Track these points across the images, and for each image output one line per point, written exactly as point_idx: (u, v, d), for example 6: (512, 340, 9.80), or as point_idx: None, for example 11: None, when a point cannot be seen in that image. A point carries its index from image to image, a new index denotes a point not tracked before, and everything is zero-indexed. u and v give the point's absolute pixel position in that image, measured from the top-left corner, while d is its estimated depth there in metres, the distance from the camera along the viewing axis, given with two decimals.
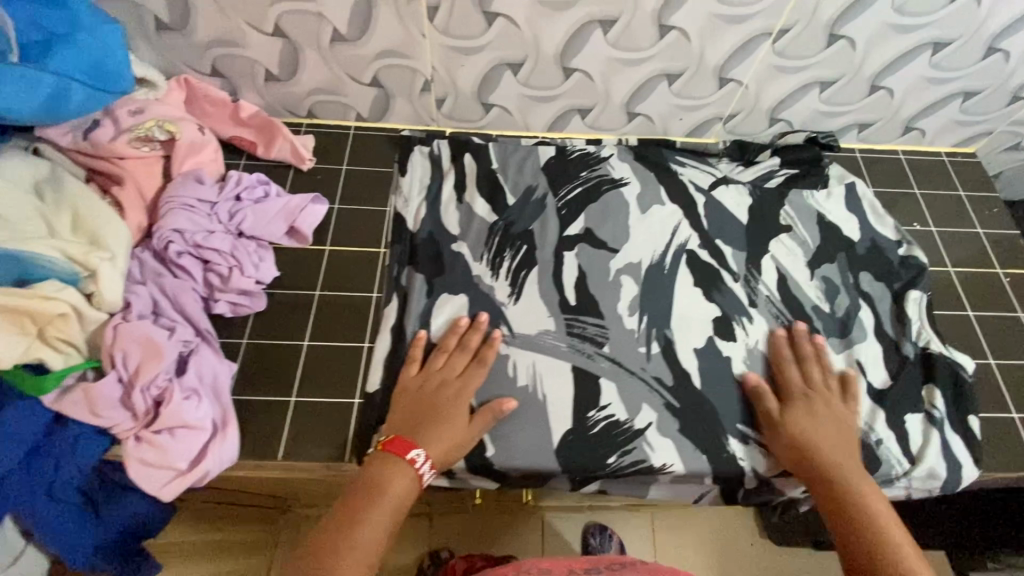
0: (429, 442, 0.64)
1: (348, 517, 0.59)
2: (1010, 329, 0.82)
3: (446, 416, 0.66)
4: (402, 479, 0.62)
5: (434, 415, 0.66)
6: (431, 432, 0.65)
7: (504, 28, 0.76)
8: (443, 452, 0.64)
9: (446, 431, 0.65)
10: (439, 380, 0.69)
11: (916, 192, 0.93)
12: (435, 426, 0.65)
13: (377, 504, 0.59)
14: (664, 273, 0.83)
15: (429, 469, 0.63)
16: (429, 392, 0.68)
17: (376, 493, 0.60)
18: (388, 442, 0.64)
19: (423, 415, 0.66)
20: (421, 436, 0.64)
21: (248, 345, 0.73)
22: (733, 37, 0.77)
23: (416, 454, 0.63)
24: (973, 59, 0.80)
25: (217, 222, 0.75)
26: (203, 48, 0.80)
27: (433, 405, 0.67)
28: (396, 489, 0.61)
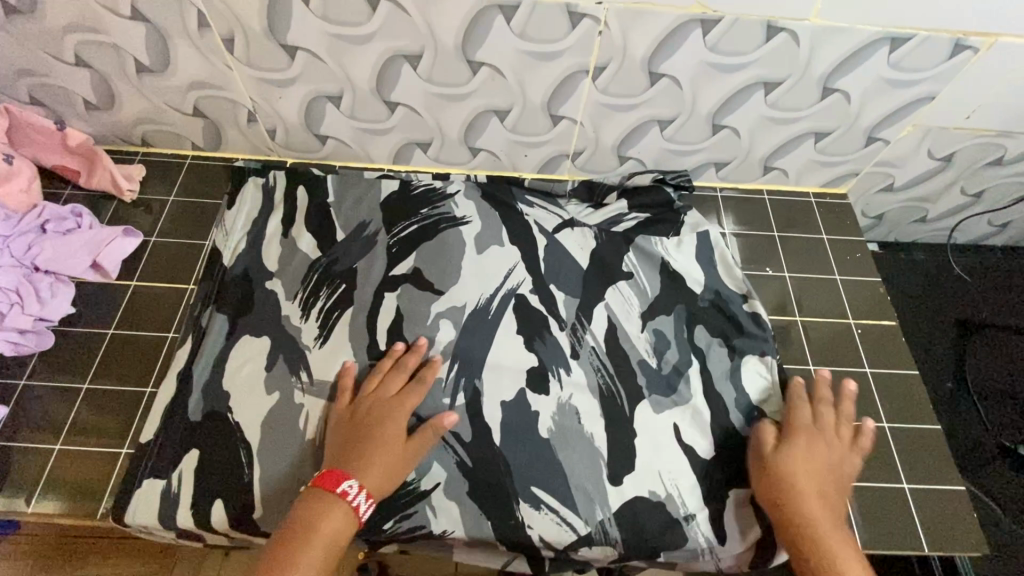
0: (364, 468, 0.62)
1: (284, 564, 0.55)
2: (853, 386, 0.77)
3: (377, 441, 0.64)
4: (339, 513, 0.59)
5: (366, 441, 0.64)
6: (368, 462, 0.62)
7: (308, 61, 0.72)
8: (381, 479, 0.62)
9: (378, 459, 0.63)
10: (372, 403, 0.67)
11: (775, 235, 0.89)
12: (367, 453, 0.63)
13: (315, 542, 0.57)
14: (488, 319, 0.76)
15: (365, 499, 0.60)
16: (362, 420, 0.66)
17: (308, 535, 0.57)
18: (317, 480, 0.61)
19: (353, 443, 0.64)
20: (354, 468, 0.62)
21: (25, 387, 0.71)
22: (550, 75, 0.73)
23: (348, 486, 0.60)
24: (811, 101, 0.75)
25: (7, 257, 0.72)
26: (14, 76, 0.78)
27: (367, 431, 0.65)
28: (331, 527, 0.58)
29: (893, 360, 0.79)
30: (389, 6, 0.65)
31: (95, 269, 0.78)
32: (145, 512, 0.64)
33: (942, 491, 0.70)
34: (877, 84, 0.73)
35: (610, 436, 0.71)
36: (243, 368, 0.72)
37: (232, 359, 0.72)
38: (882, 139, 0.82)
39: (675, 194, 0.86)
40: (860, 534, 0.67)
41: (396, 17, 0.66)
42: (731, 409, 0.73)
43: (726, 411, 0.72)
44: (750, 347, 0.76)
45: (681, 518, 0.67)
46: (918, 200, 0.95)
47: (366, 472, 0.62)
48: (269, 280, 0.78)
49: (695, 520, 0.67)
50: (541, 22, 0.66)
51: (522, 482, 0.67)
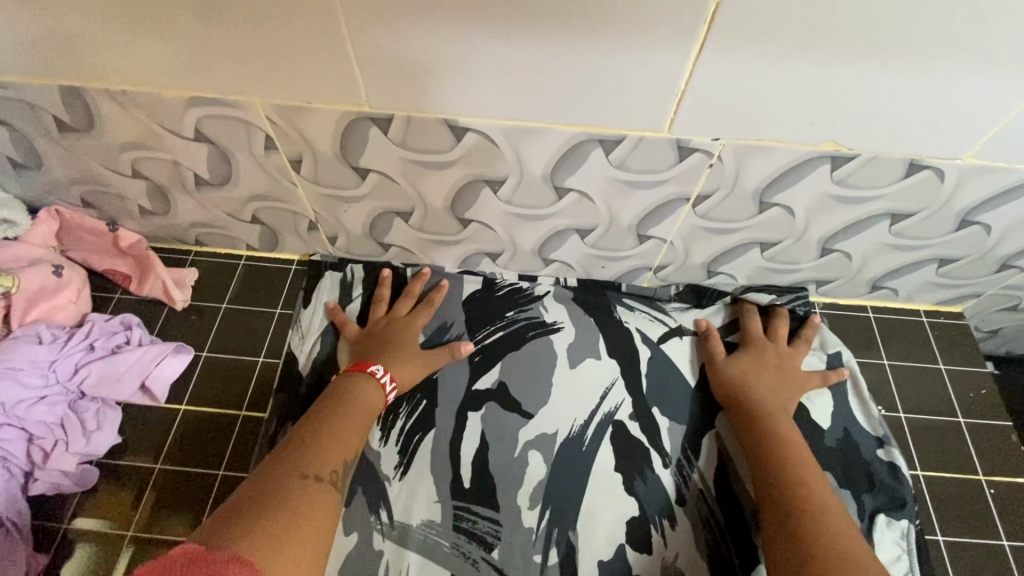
0: (390, 360, 0.72)
1: (328, 423, 0.61)
2: (987, 560, 0.67)
3: (395, 342, 0.75)
4: (367, 388, 0.68)
5: (387, 342, 0.75)
6: (393, 356, 0.73)
7: (378, 181, 0.66)
8: (404, 372, 0.72)
9: (401, 358, 0.73)
10: (388, 321, 0.78)
11: (885, 363, 0.79)
12: (393, 355, 0.73)
13: (353, 410, 0.64)
14: (582, 450, 0.73)
15: (391, 382, 0.70)
16: (383, 331, 0.76)
17: (344, 401, 0.65)
18: (349, 367, 0.70)
19: (381, 347, 0.74)
20: (383, 360, 0.72)
21: (65, 533, 0.65)
22: (646, 201, 0.65)
23: (377, 368, 0.70)
24: (943, 231, 0.66)
25: (54, 385, 0.67)
26: (67, 184, 0.73)
27: (384, 338, 0.75)
28: (365, 398, 0.66)
29: None
30: (475, 137, 0.58)
31: (144, 390, 0.73)
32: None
33: None
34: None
35: None
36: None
37: None
38: (1017, 266, 0.72)
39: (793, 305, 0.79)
40: None
41: (482, 146, 0.59)
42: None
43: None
44: (893, 506, 0.68)
45: None
46: None
47: (387, 360, 0.72)
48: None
49: None
50: (643, 155, 0.58)
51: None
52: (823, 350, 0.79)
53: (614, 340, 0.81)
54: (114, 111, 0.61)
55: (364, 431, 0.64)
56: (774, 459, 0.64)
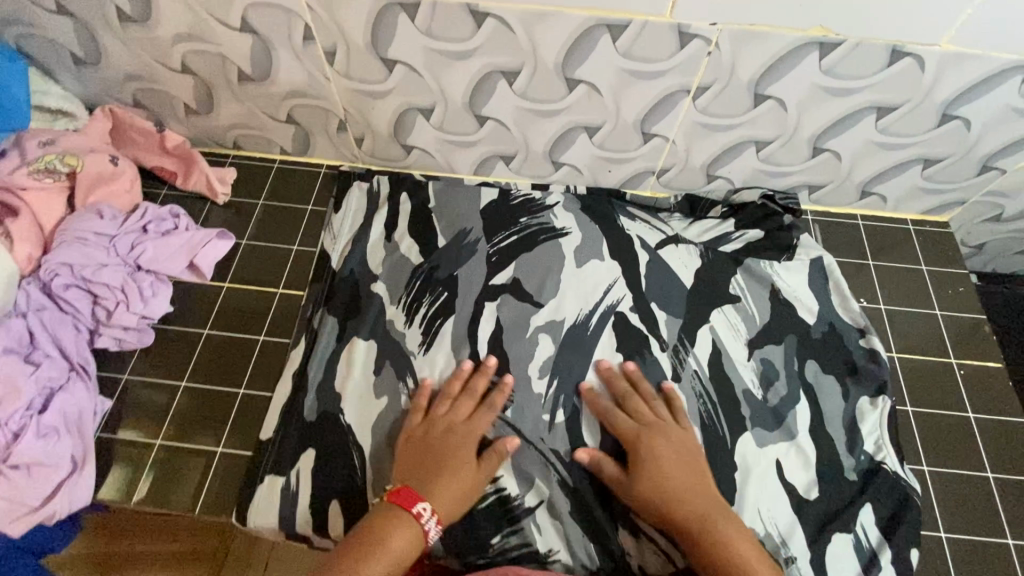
0: (437, 488, 0.62)
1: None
2: (955, 432, 0.73)
3: (449, 467, 0.64)
4: (406, 532, 0.59)
5: (439, 461, 0.64)
6: (438, 486, 0.62)
7: (405, 74, 0.72)
8: (456, 497, 0.63)
9: (450, 481, 0.63)
10: (446, 432, 0.67)
11: (870, 264, 0.85)
12: (442, 480, 0.63)
13: (383, 555, 0.57)
14: (586, 334, 0.78)
15: (435, 525, 0.60)
16: (436, 438, 0.67)
17: (379, 547, 0.57)
18: (393, 501, 0.61)
19: (430, 474, 0.63)
20: (425, 489, 0.62)
21: (126, 383, 0.73)
22: (649, 93, 0.71)
23: (421, 509, 0.60)
24: (926, 126, 0.71)
25: (115, 256, 0.75)
26: (121, 81, 0.80)
27: (440, 458, 0.64)
28: (398, 544, 0.58)
29: (997, 403, 0.75)
30: (494, 23, 0.64)
31: (191, 268, 0.81)
32: (264, 509, 0.67)
33: None
34: (1002, 112, 0.68)
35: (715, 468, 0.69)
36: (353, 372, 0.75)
37: (340, 362, 0.75)
38: (998, 168, 0.77)
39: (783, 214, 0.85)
40: None
41: (499, 34, 0.66)
42: (840, 453, 0.71)
43: (834, 453, 0.71)
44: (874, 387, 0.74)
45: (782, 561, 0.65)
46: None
47: (432, 489, 0.62)
48: (374, 283, 0.81)
49: (796, 565, 0.65)
50: (647, 42, 0.64)
51: (624, 507, 0.68)
52: (807, 254, 0.84)
53: (616, 241, 0.85)
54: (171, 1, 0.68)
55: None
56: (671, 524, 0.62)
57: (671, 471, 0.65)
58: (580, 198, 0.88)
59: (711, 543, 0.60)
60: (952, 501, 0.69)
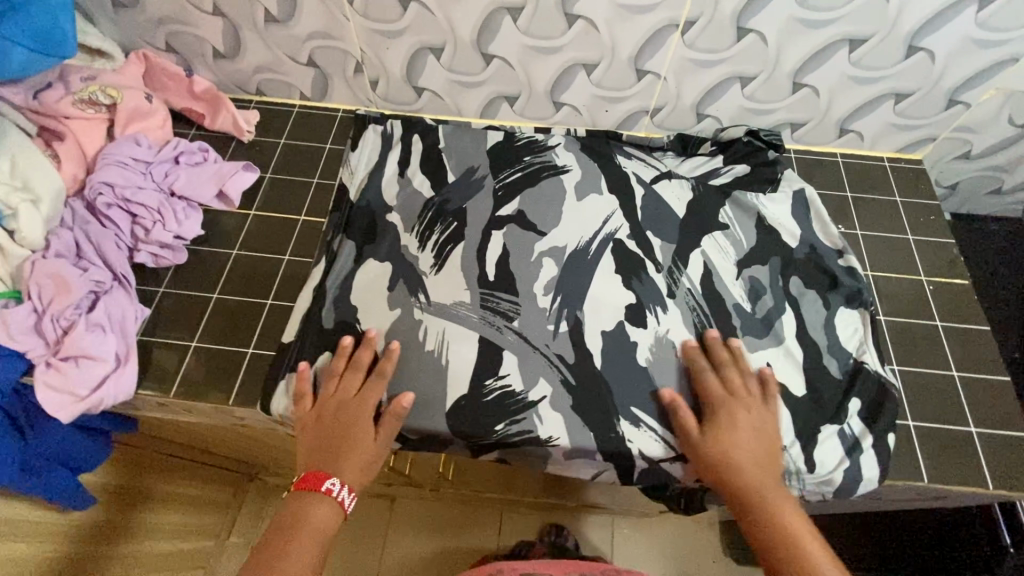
0: (345, 465, 0.68)
1: (278, 555, 0.62)
2: (923, 337, 0.80)
3: (349, 445, 0.69)
4: (325, 507, 0.66)
5: (339, 438, 0.69)
6: (345, 462, 0.68)
7: (419, 13, 0.80)
8: (359, 472, 0.68)
9: (354, 457, 0.68)
10: (330, 408, 0.71)
11: (848, 194, 0.91)
12: (343, 458, 0.68)
13: (303, 533, 0.64)
14: (587, 259, 0.84)
15: (348, 493, 0.67)
16: (328, 421, 0.70)
17: (297, 524, 0.64)
18: (299, 484, 0.67)
19: (340, 451, 0.68)
20: (337, 468, 0.68)
21: (164, 294, 0.80)
22: (642, 28, 0.78)
23: (331, 484, 0.66)
24: (894, 59, 0.78)
25: (150, 181, 0.82)
26: (156, 25, 0.87)
27: (339, 435, 0.69)
28: (321, 517, 0.65)
29: (965, 315, 0.81)
30: None
31: (220, 197, 0.88)
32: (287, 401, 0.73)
33: (1015, 438, 0.73)
34: (963, 43, 0.75)
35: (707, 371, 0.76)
36: (370, 287, 0.80)
37: (358, 278, 0.81)
38: (963, 102, 0.83)
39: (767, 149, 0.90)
40: (927, 470, 0.71)
41: None
42: (823, 355, 0.77)
43: (818, 355, 0.77)
44: (851, 300, 0.80)
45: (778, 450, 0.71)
46: (994, 169, 0.95)
47: (341, 465, 0.68)
48: (389, 214, 0.87)
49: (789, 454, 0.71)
50: None
51: (622, 402, 0.74)
52: (789, 186, 0.89)
53: (612, 175, 0.90)
54: None
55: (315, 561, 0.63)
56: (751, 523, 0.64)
57: (744, 457, 0.67)
58: (580, 139, 0.94)
59: (779, 541, 0.61)
60: (920, 398, 0.76)
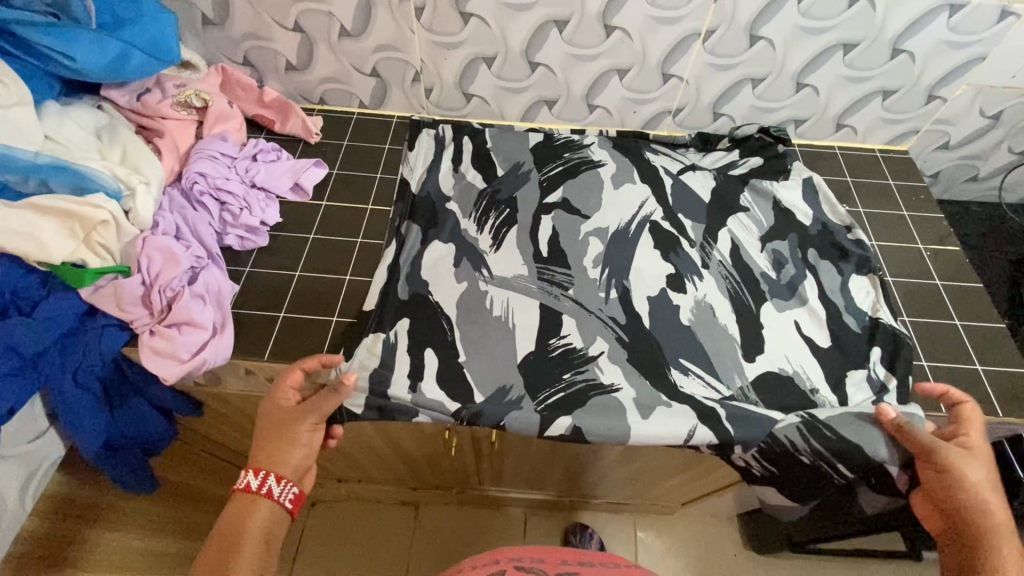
0: (275, 463, 0.70)
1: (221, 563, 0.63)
2: (926, 294, 0.91)
3: (287, 441, 0.71)
4: (259, 507, 0.68)
5: (275, 437, 0.71)
6: (271, 455, 0.70)
7: (477, 26, 0.92)
8: (294, 469, 0.71)
9: (283, 449, 0.70)
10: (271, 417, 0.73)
11: (848, 180, 1.04)
12: (278, 450, 0.70)
13: (248, 537, 0.66)
14: (628, 236, 0.94)
15: (277, 483, 0.69)
16: (273, 427, 0.72)
17: (242, 531, 0.66)
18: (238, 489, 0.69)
19: (266, 454, 0.70)
20: (265, 464, 0.69)
21: (250, 273, 0.88)
22: (669, 36, 0.91)
23: (251, 479, 0.68)
24: (881, 60, 0.92)
25: (235, 173, 0.91)
26: (238, 40, 0.98)
27: (277, 435, 0.71)
28: (260, 522, 0.67)
29: (959, 275, 0.93)
30: None
31: (294, 191, 0.97)
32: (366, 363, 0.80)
33: (1016, 373, 0.83)
34: (938, 45, 0.89)
35: (742, 328, 0.86)
36: (437, 265, 0.89)
37: (426, 256, 0.90)
38: (941, 97, 0.98)
39: (776, 144, 1.03)
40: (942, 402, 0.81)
41: None
42: (843, 314, 0.87)
43: (839, 313, 0.87)
44: (861, 267, 0.90)
45: (808, 391, 0.81)
46: (971, 158, 1.10)
47: (267, 463, 0.70)
48: (447, 203, 0.97)
49: (819, 392, 0.81)
50: None
51: (671, 356, 0.83)
52: (797, 175, 1.01)
53: (643, 168, 1.02)
54: None
55: (260, 557, 0.65)
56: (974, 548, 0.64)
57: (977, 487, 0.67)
58: (611, 138, 1.05)
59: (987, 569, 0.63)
60: (929, 344, 0.86)
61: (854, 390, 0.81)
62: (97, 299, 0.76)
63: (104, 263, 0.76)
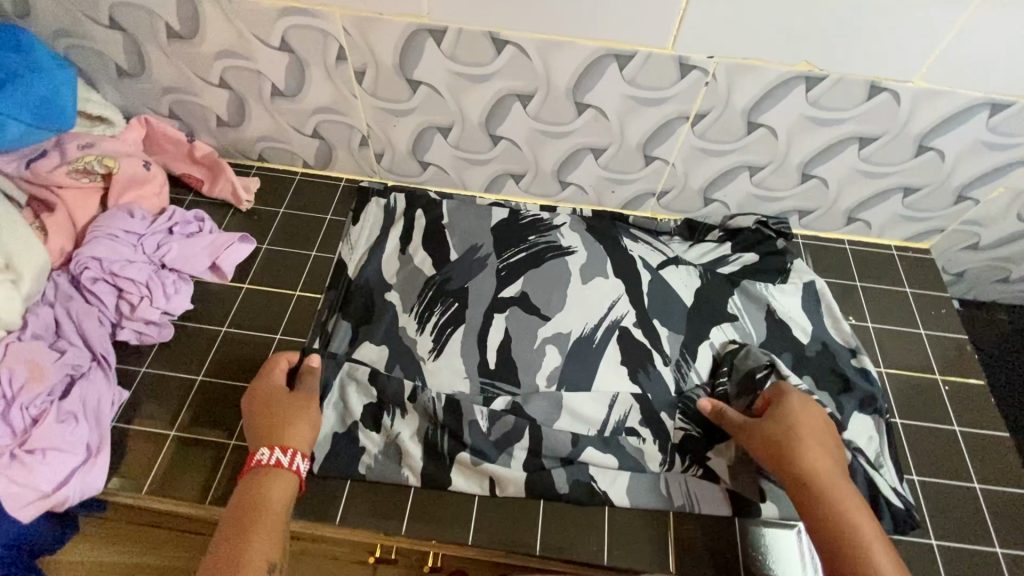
0: (284, 436, 0.66)
1: (242, 541, 0.57)
2: (943, 442, 0.76)
3: (286, 422, 0.67)
4: (280, 482, 0.62)
5: (273, 419, 0.67)
6: (282, 430, 0.66)
7: (428, 95, 0.79)
8: (303, 441, 0.66)
9: (295, 425, 0.67)
10: (259, 402, 0.69)
11: (857, 285, 0.89)
12: (285, 427, 0.66)
13: (265, 512, 0.60)
14: (592, 347, 0.80)
15: (290, 457, 0.64)
16: (272, 409, 0.68)
17: (258, 503, 0.60)
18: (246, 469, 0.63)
19: (274, 432, 0.66)
20: (273, 439, 0.65)
21: (144, 375, 0.75)
22: (651, 119, 0.77)
23: (263, 454, 0.64)
24: (904, 156, 0.77)
25: (140, 253, 0.78)
26: (160, 92, 0.85)
27: (269, 418, 0.67)
28: (279, 495, 0.62)
29: (982, 418, 0.78)
30: (513, 50, 0.71)
31: (213, 270, 0.84)
32: None
33: None
34: (972, 145, 0.75)
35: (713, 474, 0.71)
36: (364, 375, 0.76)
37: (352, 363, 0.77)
38: (972, 199, 0.83)
39: (776, 238, 0.89)
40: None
41: (517, 59, 0.72)
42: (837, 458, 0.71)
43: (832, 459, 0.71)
44: (865, 405, 0.75)
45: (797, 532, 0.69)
46: (1002, 261, 0.95)
47: (276, 437, 0.65)
48: (387, 292, 0.84)
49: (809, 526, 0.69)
50: (653, 71, 0.71)
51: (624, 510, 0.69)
52: (798, 279, 0.87)
53: (619, 259, 0.88)
54: (218, 19, 0.73)
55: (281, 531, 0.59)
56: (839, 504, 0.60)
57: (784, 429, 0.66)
58: (585, 219, 0.92)
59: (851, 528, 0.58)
60: (944, 513, 0.70)
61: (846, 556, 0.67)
62: None
63: None
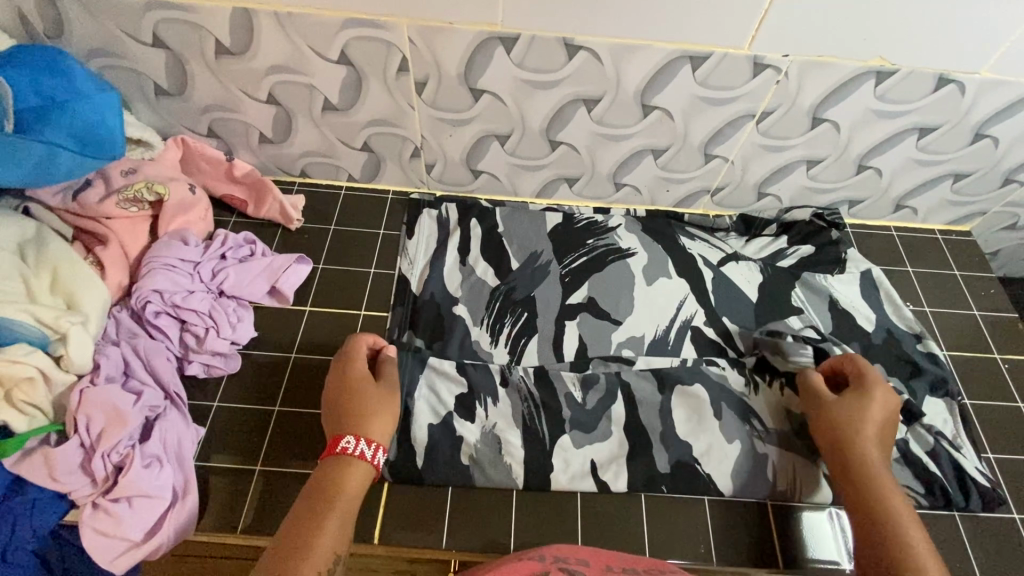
0: (365, 424, 0.63)
1: (310, 531, 0.54)
2: (1010, 419, 0.78)
3: (366, 411, 0.64)
4: (356, 472, 0.60)
5: (351, 405, 0.64)
6: (362, 418, 0.64)
7: (490, 103, 0.77)
8: (383, 432, 0.64)
9: (376, 415, 0.64)
10: (341, 385, 0.67)
11: (909, 270, 0.91)
12: (367, 417, 0.64)
13: (336, 503, 0.57)
14: (667, 349, 0.80)
15: (370, 448, 0.62)
16: (352, 393, 0.65)
17: (330, 493, 0.58)
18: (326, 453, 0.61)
19: (356, 419, 0.63)
20: (352, 428, 0.63)
21: (218, 410, 0.72)
22: (716, 118, 0.77)
23: (346, 442, 0.61)
24: (960, 144, 0.79)
25: (199, 282, 0.75)
26: (200, 111, 0.81)
27: (350, 404, 0.64)
28: (352, 485, 0.59)
29: None
30: (585, 56, 0.70)
31: (272, 294, 0.81)
32: (366, 536, 0.65)
33: None
34: None
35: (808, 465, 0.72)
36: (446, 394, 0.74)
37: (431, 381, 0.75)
38: (1018, 181, 0.86)
39: (830, 229, 0.90)
40: None
41: (588, 65, 0.71)
42: (915, 440, 0.74)
43: (912, 441, 0.73)
44: (936, 388, 0.78)
45: None
46: None
47: (357, 425, 0.63)
48: (455, 306, 0.82)
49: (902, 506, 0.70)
50: (725, 71, 0.71)
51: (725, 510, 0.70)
52: (855, 268, 0.88)
53: (680, 258, 0.88)
54: (273, 34, 0.70)
55: (348, 527, 0.57)
56: (863, 507, 0.60)
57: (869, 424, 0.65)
58: (641, 220, 0.91)
59: (894, 534, 0.56)
60: (1020, 488, 0.73)
61: (944, 536, 0.69)
62: (25, 470, 0.61)
63: (34, 423, 0.62)
